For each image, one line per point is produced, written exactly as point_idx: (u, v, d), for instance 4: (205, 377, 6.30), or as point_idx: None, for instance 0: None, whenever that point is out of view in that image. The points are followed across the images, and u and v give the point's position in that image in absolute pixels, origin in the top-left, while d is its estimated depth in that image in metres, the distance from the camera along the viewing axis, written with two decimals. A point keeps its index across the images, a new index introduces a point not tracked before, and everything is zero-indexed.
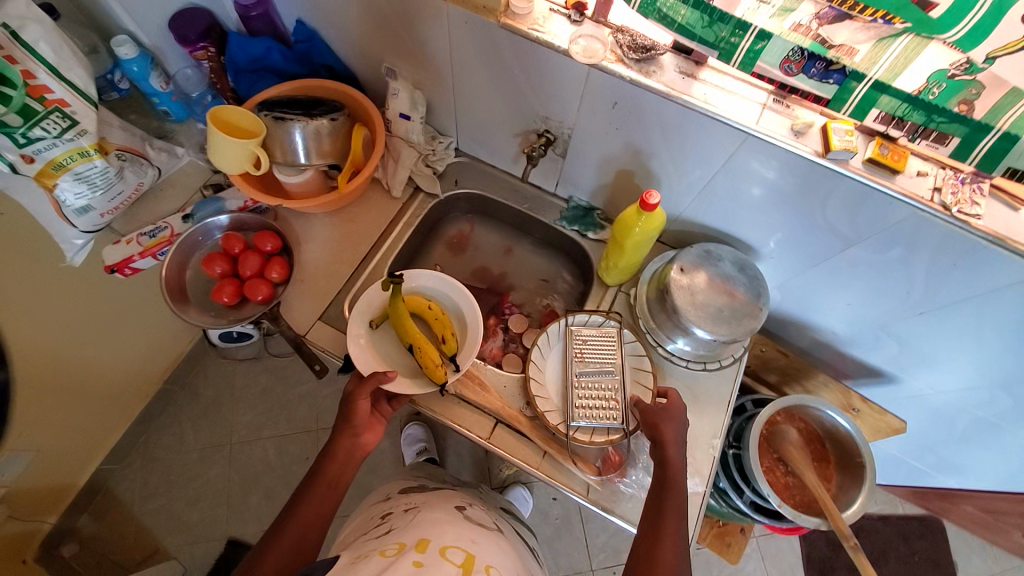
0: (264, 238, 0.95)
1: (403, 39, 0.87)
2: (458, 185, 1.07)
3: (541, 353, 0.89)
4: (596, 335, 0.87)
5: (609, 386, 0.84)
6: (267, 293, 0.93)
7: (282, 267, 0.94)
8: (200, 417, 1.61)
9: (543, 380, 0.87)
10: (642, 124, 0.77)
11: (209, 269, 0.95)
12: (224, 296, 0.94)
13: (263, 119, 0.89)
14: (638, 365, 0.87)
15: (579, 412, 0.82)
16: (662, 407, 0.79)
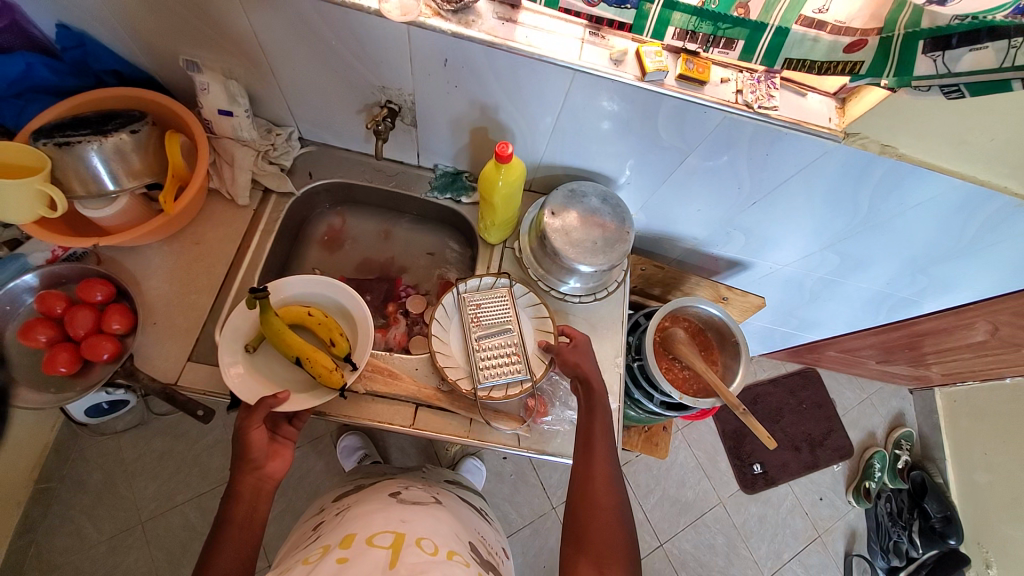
0: (90, 287, 0.81)
1: (191, 24, 0.75)
2: (313, 177, 0.99)
3: (441, 326, 0.89)
4: (489, 297, 0.89)
5: (509, 343, 0.87)
6: (115, 347, 0.80)
7: (125, 313, 0.81)
8: (95, 504, 1.42)
9: (448, 351, 0.87)
10: (478, 78, 0.76)
11: (26, 340, 0.78)
12: (58, 366, 0.78)
13: (43, 148, 0.75)
14: (537, 312, 0.90)
15: (484, 373, 0.84)
16: (567, 346, 0.86)
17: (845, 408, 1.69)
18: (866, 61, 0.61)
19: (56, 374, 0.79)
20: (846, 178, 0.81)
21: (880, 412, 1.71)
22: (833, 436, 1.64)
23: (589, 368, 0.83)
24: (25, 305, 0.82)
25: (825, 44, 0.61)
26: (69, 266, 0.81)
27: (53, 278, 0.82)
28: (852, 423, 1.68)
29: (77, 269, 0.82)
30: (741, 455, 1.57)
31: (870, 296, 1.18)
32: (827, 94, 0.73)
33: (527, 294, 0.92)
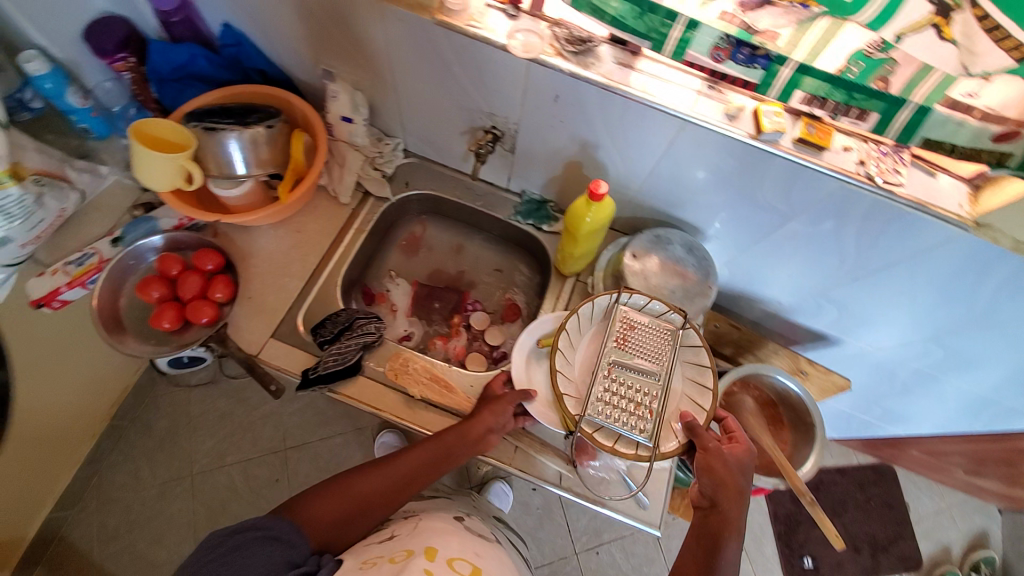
0: (205, 256, 0.90)
1: (335, 37, 0.84)
2: (409, 187, 1.05)
3: (577, 328, 0.79)
4: (649, 326, 0.76)
5: (646, 391, 0.71)
6: (213, 314, 0.88)
7: (227, 285, 0.89)
8: (156, 449, 1.58)
9: (571, 360, 0.77)
10: (585, 116, 0.78)
11: (145, 294, 0.88)
12: (164, 322, 0.87)
13: (193, 130, 0.84)
14: (697, 376, 0.76)
15: (599, 405, 0.70)
16: (719, 449, 0.70)
17: (920, 516, 1.50)
18: (1016, 154, 0.59)
19: (159, 329, 0.88)
20: (966, 270, 0.74)
21: (962, 528, 1.50)
22: (902, 544, 1.46)
23: (733, 490, 0.68)
24: (146, 263, 0.92)
25: (970, 129, 0.58)
26: (191, 235, 0.91)
27: (172, 244, 0.92)
28: (926, 534, 1.48)
29: (196, 239, 0.91)
30: (791, 543, 1.43)
31: (971, 399, 1.06)
32: (961, 178, 0.69)
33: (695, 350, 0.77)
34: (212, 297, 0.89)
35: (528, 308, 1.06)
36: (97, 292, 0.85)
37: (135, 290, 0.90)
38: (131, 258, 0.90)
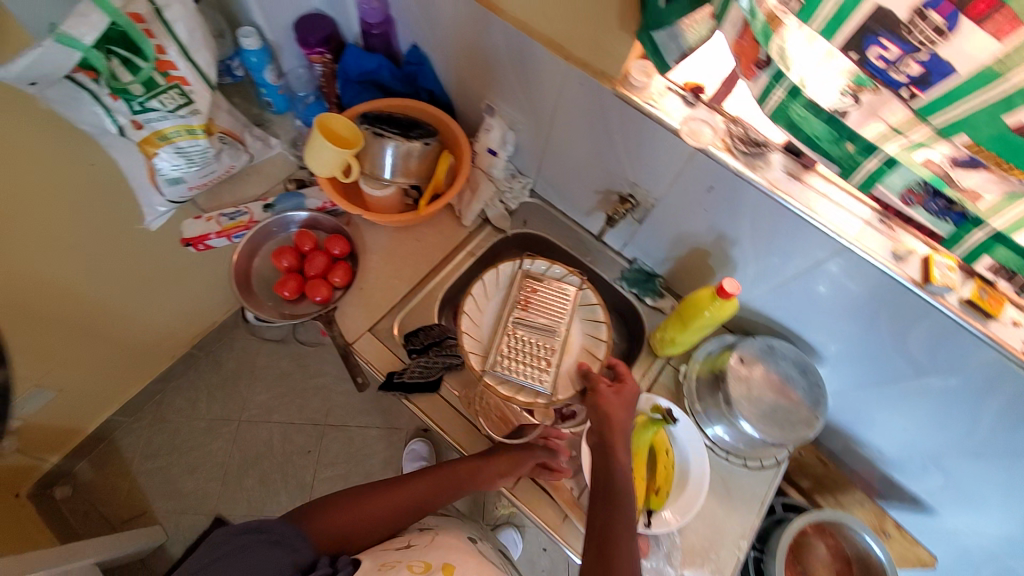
0: (335, 242, 0.98)
1: (509, 79, 0.91)
2: (526, 225, 1.08)
3: (484, 291, 0.92)
4: (548, 288, 0.91)
5: (544, 344, 0.86)
6: (326, 296, 0.95)
7: (346, 273, 0.96)
8: (218, 385, 1.74)
9: (478, 319, 0.90)
10: (733, 213, 0.77)
11: (276, 260, 0.97)
12: (285, 291, 0.95)
13: (363, 131, 0.93)
14: (591, 333, 0.89)
15: (503, 358, 0.86)
16: (609, 394, 0.78)
17: None
18: None
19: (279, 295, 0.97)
20: None
21: None
22: None
23: (619, 426, 0.75)
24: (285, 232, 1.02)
25: None
26: (331, 220, 0.98)
27: (310, 223, 1.01)
28: None
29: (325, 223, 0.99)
30: None
31: None
32: None
33: (591, 312, 0.91)
34: (330, 279, 0.97)
35: None
36: (240, 247, 0.95)
37: (269, 253, 1.00)
38: (274, 225, 0.99)
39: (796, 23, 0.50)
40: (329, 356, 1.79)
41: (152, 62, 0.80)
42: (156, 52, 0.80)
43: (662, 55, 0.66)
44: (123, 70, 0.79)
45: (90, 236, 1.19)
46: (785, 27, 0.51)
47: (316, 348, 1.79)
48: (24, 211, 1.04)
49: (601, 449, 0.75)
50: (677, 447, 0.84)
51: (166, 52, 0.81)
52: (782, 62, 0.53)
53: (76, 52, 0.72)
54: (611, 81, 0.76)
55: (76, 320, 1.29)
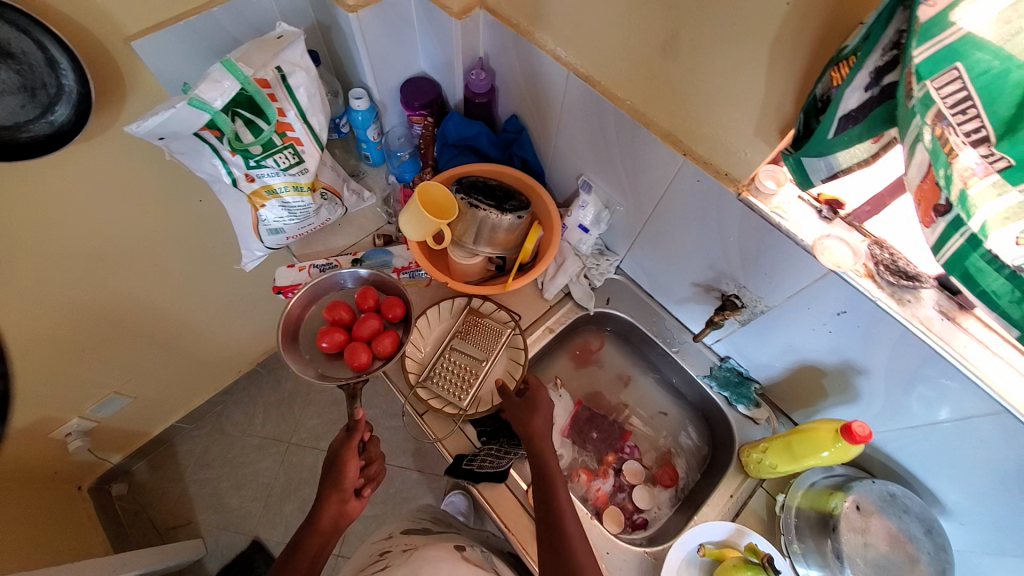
0: (394, 306, 0.94)
1: (613, 161, 0.87)
2: (609, 303, 1.03)
3: (429, 319, 0.97)
4: (480, 318, 0.96)
5: (472, 369, 0.91)
6: (363, 363, 0.89)
7: (392, 344, 0.90)
8: (274, 404, 1.78)
9: (421, 340, 0.95)
10: (868, 343, 0.69)
11: (330, 309, 0.93)
12: (325, 343, 0.89)
13: (458, 200, 0.91)
14: (513, 356, 0.93)
15: (434, 377, 0.90)
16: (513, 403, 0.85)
17: None
18: None
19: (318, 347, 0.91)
20: None
21: None
22: None
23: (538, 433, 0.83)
24: (347, 286, 0.98)
25: None
26: (394, 282, 0.95)
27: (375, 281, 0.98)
28: None
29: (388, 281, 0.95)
30: None
31: None
32: None
33: (517, 347, 0.94)
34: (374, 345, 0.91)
35: (686, 479, 0.95)
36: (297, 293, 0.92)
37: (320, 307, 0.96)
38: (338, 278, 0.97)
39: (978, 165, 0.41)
40: (379, 390, 1.82)
41: (273, 125, 0.82)
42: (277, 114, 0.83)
43: (806, 173, 0.59)
44: (246, 131, 0.82)
45: (187, 261, 1.25)
46: (965, 167, 0.42)
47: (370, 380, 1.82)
48: (136, 237, 1.10)
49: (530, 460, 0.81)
50: None
51: (286, 114, 0.84)
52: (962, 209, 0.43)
53: (205, 114, 0.75)
54: (736, 184, 0.70)
55: (163, 336, 1.37)
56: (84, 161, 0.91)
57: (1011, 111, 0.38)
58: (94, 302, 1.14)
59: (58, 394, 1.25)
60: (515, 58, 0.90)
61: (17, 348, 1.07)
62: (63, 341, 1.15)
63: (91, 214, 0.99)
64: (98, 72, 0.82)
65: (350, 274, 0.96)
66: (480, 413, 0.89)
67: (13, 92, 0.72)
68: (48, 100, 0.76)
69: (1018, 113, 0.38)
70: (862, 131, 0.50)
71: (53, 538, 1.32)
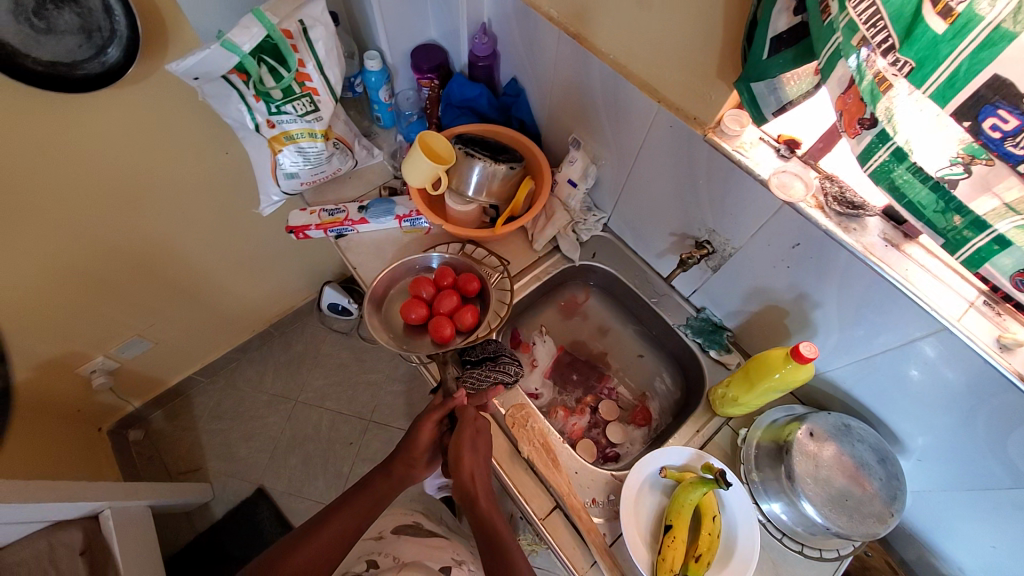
0: (471, 282, 0.99)
1: (598, 116, 0.94)
2: (594, 257, 1.10)
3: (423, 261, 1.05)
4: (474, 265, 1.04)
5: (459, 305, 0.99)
6: (447, 335, 0.94)
7: (472, 317, 0.96)
8: (284, 364, 1.88)
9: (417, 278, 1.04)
10: (821, 275, 0.74)
11: (414, 285, 1.00)
12: (409, 315, 0.96)
13: (456, 151, 1.00)
14: (500, 296, 1.01)
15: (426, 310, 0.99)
16: (472, 430, 0.85)
17: None
18: None
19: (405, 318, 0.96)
20: None
21: None
22: None
23: (467, 470, 0.81)
24: (427, 266, 1.05)
25: None
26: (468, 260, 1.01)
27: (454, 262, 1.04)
28: None
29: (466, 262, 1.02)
30: None
31: None
32: None
33: (504, 288, 1.02)
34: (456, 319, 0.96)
35: (659, 420, 1.01)
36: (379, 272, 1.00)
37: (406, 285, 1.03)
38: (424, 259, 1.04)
39: (907, 88, 0.47)
40: (384, 356, 1.91)
41: (293, 73, 0.92)
42: (297, 65, 0.93)
43: (759, 107, 0.65)
44: (268, 77, 0.92)
45: (212, 212, 1.36)
46: (897, 91, 0.47)
47: (375, 345, 1.92)
48: (167, 183, 1.21)
49: (477, 521, 0.81)
50: (724, 512, 0.80)
51: (305, 66, 0.94)
52: (889, 123, 0.49)
53: (233, 57, 0.85)
54: (703, 127, 0.76)
55: (186, 284, 1.48)
56: (125, 104, 1.02)
57: (910, 20, 0.43)
58: (125, 241, 1.25)
59: (87, 328, 1.36)
60: (515, 23, 0.98)
61: (55, 276, 1.18)
62: (97, 277, 1.27)
63: (129, 155, 1.10)
64: (146, 22, 0.93)
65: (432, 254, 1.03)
66: (466, 342, 0.96)
67: (72, 33, 0.86)
68: (101, 42, 0.90)
69: (915, 19, 0.43)
70: (795, 54, 0.57)
71: (60, 470, 1.42)
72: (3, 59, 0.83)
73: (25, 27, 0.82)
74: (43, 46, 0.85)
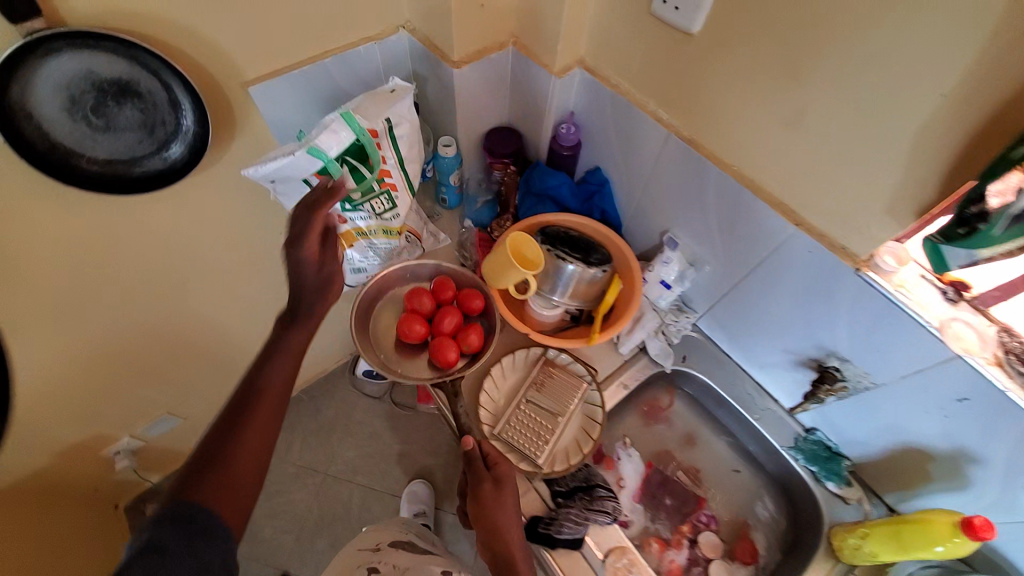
0: (473, 299, 0.95)
1: (707, 223, 0.86)
2: (684, 360, 1.00)
3: (502, 369, 0.94)
4: (561, 375, 0.93)
5: (547, 425, 0.87)
6: (452, 358, 0.90)
7: (478, 338, 0.92)
8: (313, 432, 1.76)
9: (498, 387, 0.93)
10: (989, 433, 0.67)
11: (410, 297, 0.94)
12: (408, 334, 0.91)
13: (546, 253, 0.92)
14: (590, 413, 0.90)
15: (509, 429, 0.87)
16: (494, 494, 0.79)
17: None
18: None
19: (404, 336, 0.91)
20: None
21: None
22: None
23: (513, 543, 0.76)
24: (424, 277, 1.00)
25: None
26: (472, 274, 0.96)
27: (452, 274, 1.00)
28: None
29: (468, 278, 0.98)
30: None
31: None
32: None
33: (594, 405, 0.90)
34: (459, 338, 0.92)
35: (766, 557, 0.91)
36: (372, 280, 0.94)
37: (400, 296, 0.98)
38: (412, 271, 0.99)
39: None
40: (418, 425, 1.78)
41: (375, 172, 0.85)
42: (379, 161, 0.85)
43: (944, 259, 0.61)
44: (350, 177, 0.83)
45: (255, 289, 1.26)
46: None
47: (408, 413, 1.80)
48: (216, 266, 1.11)
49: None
50: None
51: (387, 162, 0.86)
52: None
53: (318, 161, 0.78)
54: (854, 260, 0.69)
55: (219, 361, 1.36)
56: (185, 193, 0.93)
57: None
58: (165, 326, 1.14)
59: (115, 413, 1.24)
60: (609, 115, 0.93)
61: (87, 366, 1.07)
62: (130, 363, 1.15)
63: (179, 241, 1.00)
64: (217, 114, 0.85)
65: (430, 266, 0.98)
66: (556, 474, 0.85)
67: (132, 129, 0.77)
68: (163, 138, 0.80)
69: None
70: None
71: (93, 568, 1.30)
72: (55, 162, 0.74)
73: (82, 125, 0.73)
74: (99, 145, 0.76)
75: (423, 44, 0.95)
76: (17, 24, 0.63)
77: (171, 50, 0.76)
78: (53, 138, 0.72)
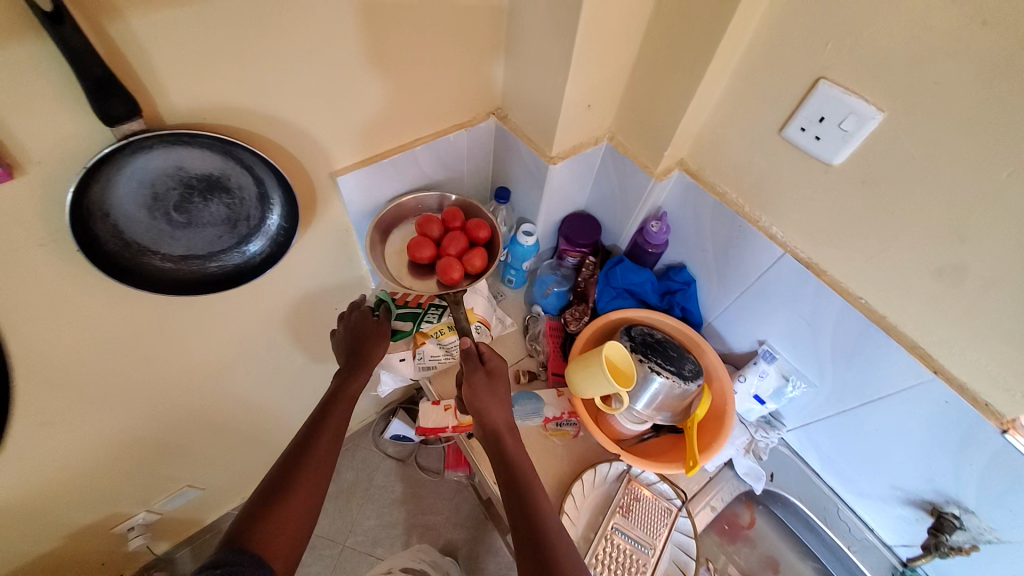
0: (480, 228, 0.93)
1: (812, 345, 0.82)
2: (772, 479, 0.97)
3: (582, 488, 0.87)
4: (649, 499, 0.86)
5: (638, 561, 0.80)
6: (455, 279, 0.88)
7: (482, 262, 0.90)
8: (332, 497, 1.65)
9: (579, 510, 0.85)
10: None
11: (421, 223, 0.92)
12: (417, 255, 0.89)
13: (638, 364, 0.84)
14: (683, 547, 0.83)
15: (596, 566, 0.79)
16: (479, 381, 0.82)
17: None
18: None
19: (412, 255, 0.90)
20: None
21: None
22: None
23: (500, 424, 0.79)
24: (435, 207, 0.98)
25: None
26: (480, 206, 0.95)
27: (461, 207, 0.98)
28: None
29: (476, 208, 0.97)
30: None
31: None
32: None
33: (687, 537, 0.84)
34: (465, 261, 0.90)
35: None
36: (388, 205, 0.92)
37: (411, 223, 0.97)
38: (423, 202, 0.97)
39: None
40: (443, 493, 1.68)
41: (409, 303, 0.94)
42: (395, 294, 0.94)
43: None
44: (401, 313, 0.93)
45: (298, 363, 1.17)
46: None
47: (433, 479, 1.70)
48: (267, 343, 1.03)
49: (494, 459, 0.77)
50: None
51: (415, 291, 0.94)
52: None
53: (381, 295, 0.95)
54: (998, 418, 0.66)
55: (251, 432, 1.26)
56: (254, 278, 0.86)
57: None
58: (204, 404, 1.04)
59: (134, 491, 1.12)
60: (705, 219, 0.89)
61: (115, 449, 0.96)
62: (161, 443, 1.04)
63: (236, 323, 0.92)
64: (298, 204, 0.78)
65: (437, 198, 0.96)
66: None
67: (215, 224, 0.68)
68: (245, 232, 0.72)
69: None
70: None
71: None
72: (125, 261, 0.64)
73: (161, 223, 0.64)
74: (177, 241, 0.67)
75: (514, 134, 0.93)
76: (112, 127, 0.54)
77: (265, 141, 0.69)
78: (127, 236, 0.63)
